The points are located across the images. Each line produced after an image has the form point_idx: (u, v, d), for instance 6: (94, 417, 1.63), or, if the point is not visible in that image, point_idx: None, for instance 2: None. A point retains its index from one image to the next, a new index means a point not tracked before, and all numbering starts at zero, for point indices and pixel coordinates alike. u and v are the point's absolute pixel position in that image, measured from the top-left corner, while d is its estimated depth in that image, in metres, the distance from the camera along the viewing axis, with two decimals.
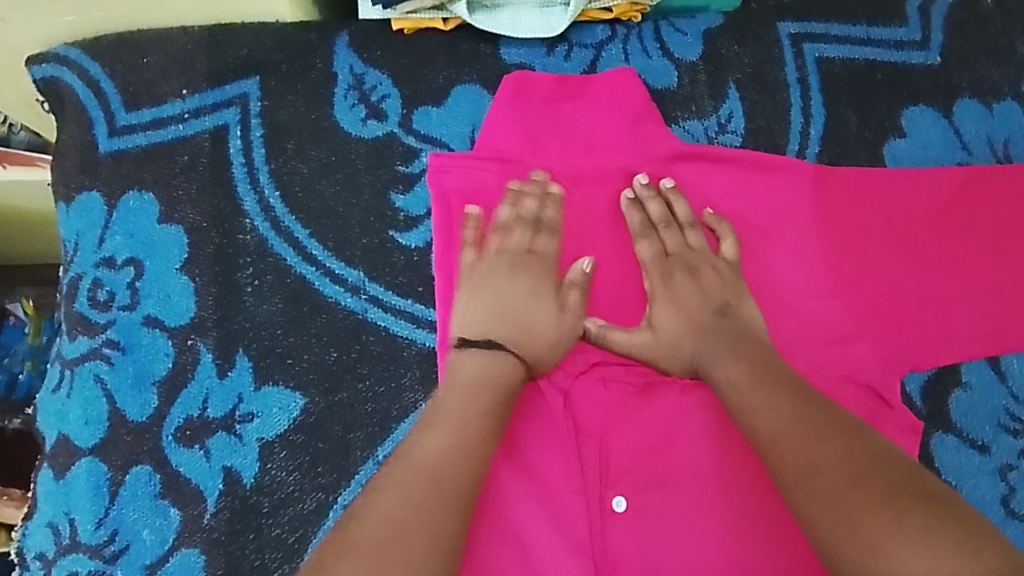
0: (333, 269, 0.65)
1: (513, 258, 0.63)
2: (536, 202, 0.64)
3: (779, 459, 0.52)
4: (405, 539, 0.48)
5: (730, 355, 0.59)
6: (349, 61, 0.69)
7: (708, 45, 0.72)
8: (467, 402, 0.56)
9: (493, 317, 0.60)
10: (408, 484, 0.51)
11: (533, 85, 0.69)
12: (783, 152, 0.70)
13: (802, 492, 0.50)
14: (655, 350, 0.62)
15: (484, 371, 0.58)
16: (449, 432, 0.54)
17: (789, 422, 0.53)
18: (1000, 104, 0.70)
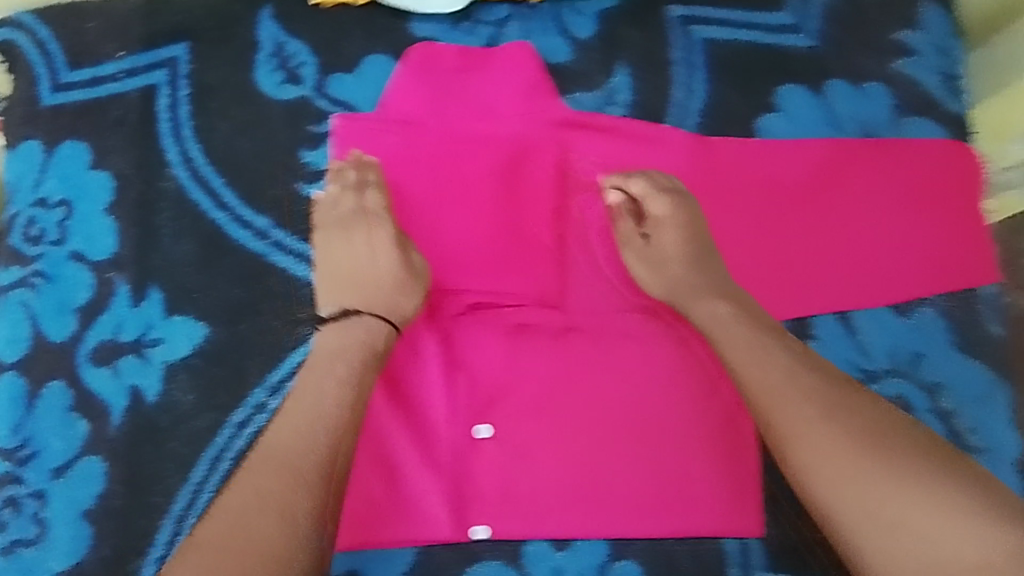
0: (242, 215, 0.71)
1: (345, 227, 0.68)
2: (354, 170, 0.70)
3: (789, 410, 0.56)
4: (252, 530, 0.53)
5: (697, 299, 0.65)
6: (272, 32, 0.75)
7: (603, 25, 0.75)
8: (322, 379, 0.61)
9: (342, 289, 0.67)
10: (259, 475, 0.56)
11: (437, 56, 0.73)
12: (664, 123, 0.73)
13: (813, 439, 0.54)
14: (643, 269, 0.67)
15: (338, 335, 0.64)
16: (300, 412, 0.59)
17: (802, 380, 0.57)
18: (870, 85, 0.74)
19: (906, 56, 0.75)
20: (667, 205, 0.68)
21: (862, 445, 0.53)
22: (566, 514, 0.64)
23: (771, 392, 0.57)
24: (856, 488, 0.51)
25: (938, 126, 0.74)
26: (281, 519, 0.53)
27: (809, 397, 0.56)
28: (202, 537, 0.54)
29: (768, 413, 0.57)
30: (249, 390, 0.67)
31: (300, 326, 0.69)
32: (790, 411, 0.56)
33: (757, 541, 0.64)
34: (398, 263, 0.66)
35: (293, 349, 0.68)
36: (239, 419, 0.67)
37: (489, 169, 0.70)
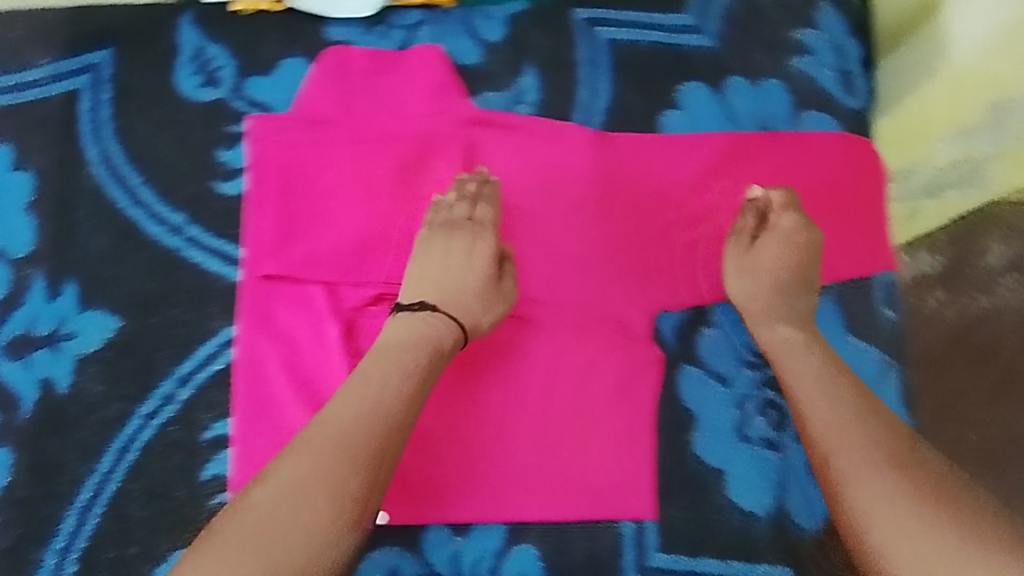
0: (158, 211, 0.73)
1: (439, 230, 0.69)
2: (474, 185, 0.70)
3: (852, 453, 0.56)
4: (303, 506, 0.52)
5: (767, 322, 0.67)
6: (192, 36, 0.77)
7: (512, 28, 0.77)
8: (388, 365, 0.60)
9: (426, 286, 0.67)
10: (318, 450, 0.55)
11: (349, 59, 0.75)
12: (569, 120, 0.75)
13: (866, 481, 0.54)
14: (732, 272, 0.69)
15: (417, 329, 0.63)
16: (364, 394, 0.58)
17: (870, 424, 0.58)
18: (767, 82, 0.77)
19: (802, 54, 0.77)
20: (793, 225, 0.69)
21: (920, 492, 0.52)
22: (468, 499, 0.66)
23: (828, 434, 0.58)
24: (908, 537, 0.51)
25: (835, 120, 0.76)
26: (334, 501, 0.53)
27: (870, 442, 0.56)
28: (248, 504, 0.53)
29: (824, 456, 0.57)
30: (159, 380, 0.69)
31: (211, 319, 0.70)
32: (847, 455, 0.56)
33: (652, 522, 0.66)
34: (481, 276, 0.67)
35: (203, 341, 0.70)
36: (147, 410, 0.68)
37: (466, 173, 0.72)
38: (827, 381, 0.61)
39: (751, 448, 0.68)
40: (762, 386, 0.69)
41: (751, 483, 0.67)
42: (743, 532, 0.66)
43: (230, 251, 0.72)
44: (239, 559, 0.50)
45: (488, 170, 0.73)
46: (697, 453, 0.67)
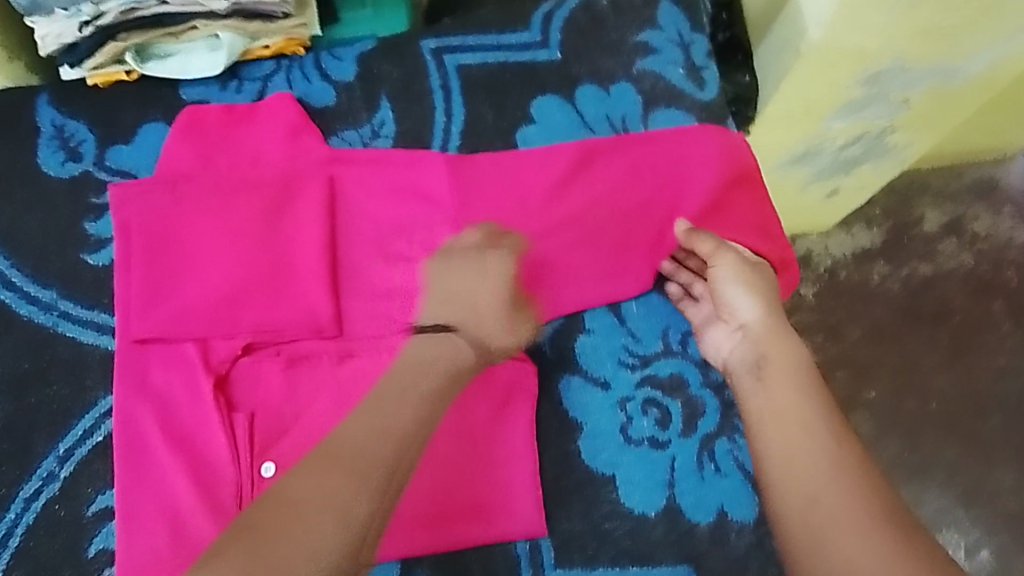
0: (30, 291, 0.73)
1: (464, 255, 0.71)
2: (479, 237, 0.72)
3: (829, 506, 0.53)
4: (311, 519, 0.55)
5: (776, 334, 0.64)
6: (50, 114, 0.78)
7: (362, 66, 0.80)
8: (409, 384, 0.65)
9: (445, 307, 0.70)
10: (324, 469, 0.58)
11: (203, 118, 0.76)
12: (428, 147, 0.77)
13: (856, 529, 0.52)
14: (738, 275, 0.67)
15: (436, 348, 0.67)
16: (384, 415, 0.62)
17: (846, 472, 0.55)
18: (616, 86, 0.79)
19: (646, 54, 0.80)
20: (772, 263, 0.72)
21: (910, 546, 0.50)
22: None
23: (819, 473, 0.55)
24: None
25: (688, 113, 0.78)
26: (341, 522, 0.55)
27: (844, 494, 0.53)
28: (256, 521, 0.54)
29: (813, 496, 0.54)
30: (38, 461, 0.68)
31: (87, 391, 0.70)
32: (839, 498, 0.53)
33: (547, 537, 0.65)
34: (499, 294, 0.70)
35: (81, 415, 0.69)
36: (28, 493, 0.67)
37: (479, 225, 0.73)
38: (824, 416, 0.58)
39: (638, 449, 0.67)
40: (642, 385, 0.70)
41: (642, 484, 0.66)
42: (637, 534, 0.65)
43: (103, 320, 0.72)
44: (243, 563, 0.51)
45: (353, 207, 0.75)
46: (585, 461, 0.67)
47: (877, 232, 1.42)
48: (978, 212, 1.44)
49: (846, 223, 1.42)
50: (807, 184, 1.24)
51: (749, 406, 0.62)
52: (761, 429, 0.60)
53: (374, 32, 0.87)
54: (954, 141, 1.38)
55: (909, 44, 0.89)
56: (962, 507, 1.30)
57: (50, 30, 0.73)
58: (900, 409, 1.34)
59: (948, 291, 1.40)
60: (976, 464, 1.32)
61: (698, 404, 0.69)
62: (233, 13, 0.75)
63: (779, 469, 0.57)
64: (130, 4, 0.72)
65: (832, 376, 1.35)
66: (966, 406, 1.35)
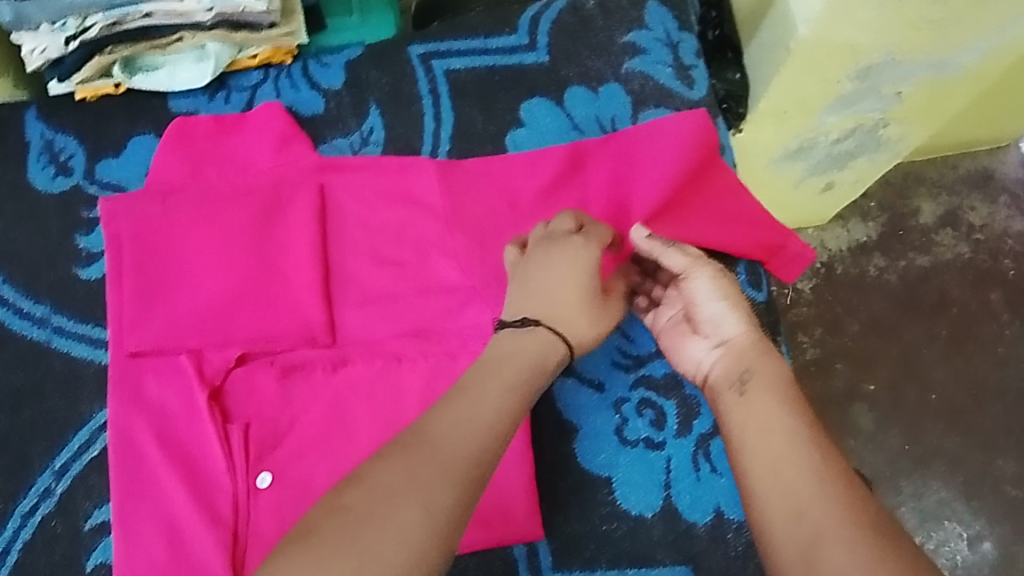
0: (23, 306, 0.73)
1: (545, 243, 0.65)
2: (571, 222, 0.66)
3: (814, 522, 0.51)
4: (396, 509, 0.47)
5: (759, 350, 0.62)
6: (39, 129, 0.78)
7: (350, 73, 0.80)
8: (490, 379, 0.57)
9: (529, 298, 0.63)
10: (412, 462, 0.50)
11: (191, 128, 0.76)
12: (418, 152, 0.78)
13: (844, 541, 0.49)
14: (717, 288, 0.64)
15: (518, 347, 0.60)
16: (474, 407, 0.54)
17: (830, 485, 0.52)
18: (605, 87, 0.79)
19: (635, 55, 0.80)
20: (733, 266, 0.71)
21: (898, 555, 0.48)
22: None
23: (803, 489, 0.53)
24: None
25: (677, 112, 0.78)
26: (428, 514, 0.48)
27: (828, 509, 0.51)
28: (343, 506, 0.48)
29: (796, 509, 0.52)
30: (34, 476, 0.68)
31: (82, 405, 0.70)
32: (826, 511, 0.51)
33: (544, 541, 0.65)
34: (586, 278, 0.63)
35: (77, 429, 0.69)
36: (26, 508, 0.67)
37: (563, 216, 0.67)
38: (805, 428, 0.56)
39: (634, 450, 0.67)
40: (637, 386, 0.70)
41: (639, 485, 0.66)
42: (635, 536, 0.65)
43: (96, 333, 0.72)
44: (331, 562, 0.45)
45: (345, 214, 0.75)
46: (582, 463, 0.67)
47: (873, 225, 1.42)
48: (973, 203, 1.44)
49: (842, 217, 1.42)
50: (803, 179, 1.24)
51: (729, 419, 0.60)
52: (743, 443, 0.58)
53: (362, 39, 0.87)
54: (948, 133, 1.38)
55: (900, 38, 0.89)
56: (964, 499, 1.30)
57: (36, 44, 0.73)
58: (900, 402, 1.34)
59: (945, 282, 1.40)
60: (977, 455, 1.32)
61: (694, 403, 0.69)
62: (219, 23, 0.75)
63: (762, 483, 0.55)
64: (114, 16, 0.72)
65: (831, 370, 1.34)
66: (966, 397, 1.35)
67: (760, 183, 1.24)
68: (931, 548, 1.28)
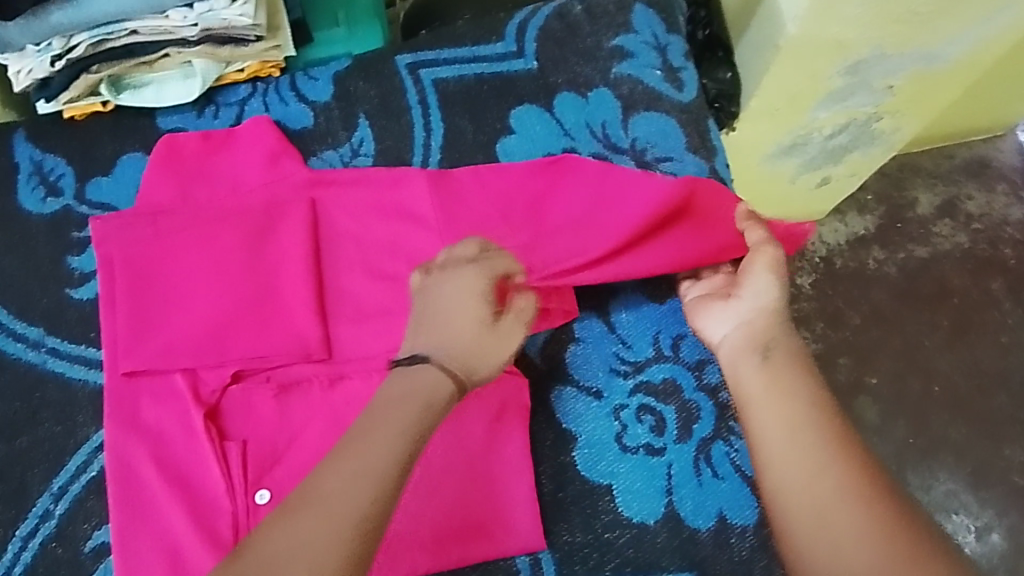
0: (16, 329, 0.73)
1: (442, 276, 0.66)
2: (470, 252, 0.67)
3: (823, 485, 0.54)
4: (286, 573, 0.50)
5: (785, 329, 0.63)
6: (28, 152, 0.78)
7: (338, 86, 0.80)
8: (386, 420, 0.57)
9: (423, 335, 0.64)
10: (297, 523, 0.52)
11: (179, 147, 0.76)
12: (408, 163, 0.77)
13: (850, 504, 0.53)
14: (776, 266, 0.64)
15: (409, 383, 0.60)
16: (360, 462, 0.55)
17: (841, 453, 0.55)
18: (594, 92, 0.79)
19: (623, 59, 0.80)
20: None
21: (893, 523, 0.52)
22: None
23: (817, 454, 0.55)
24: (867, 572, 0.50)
25: (667, 115, 0.78)
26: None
27: (836, 475, 0.54)
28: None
29: (806, 483, 0.55)
30: (32, 501, 0.67)
31: (79, 428, 0.70)
32: (832, 483, 0.54)
33: (547, 552, 0.64)
34: (478, 310, 0.63)
35: (74, 452, 0.69)
36: (25, 532, 0.66)
37: (466, 244, 0.68)
38: (813, 400, 0.58)
39: (635, 457, 0.67)
40: (636, 392, 0.69)
41: (641, 492, 0.66)
42: (640, 543, 0.64)
43: (91, 355, 0.72)
44: None
45: (337, 228, 0.75)
46: (583, 471, 0.66)
47: (870, 219, 1.42)
48: (970, 193, 1.44)
49: (838, 212, 1.41)
50: (796, 175, 1.23)
51: (746, 389, 0.61)
52: (757, 414, 0.59)
53: (349, 50, 0.87)
54: (942, 124, 1.37)
55: (888, 31, 0.89)
56: (972, 490, 1.29)
57: (22, 66, 0.73)
58: (903, 394, 1.33)
59: (944, 272, 1.40)
60: (983, 445, 1.31)
61: (693, 408, 0.69)
62: (204, 39, 0.75)
63: (775, 453, 0.57)
64: (100, 36, 0.72)
65: (832, 365, 1.34)
66: (970, 387, 1.34)
67: (752, 180, 1.23)
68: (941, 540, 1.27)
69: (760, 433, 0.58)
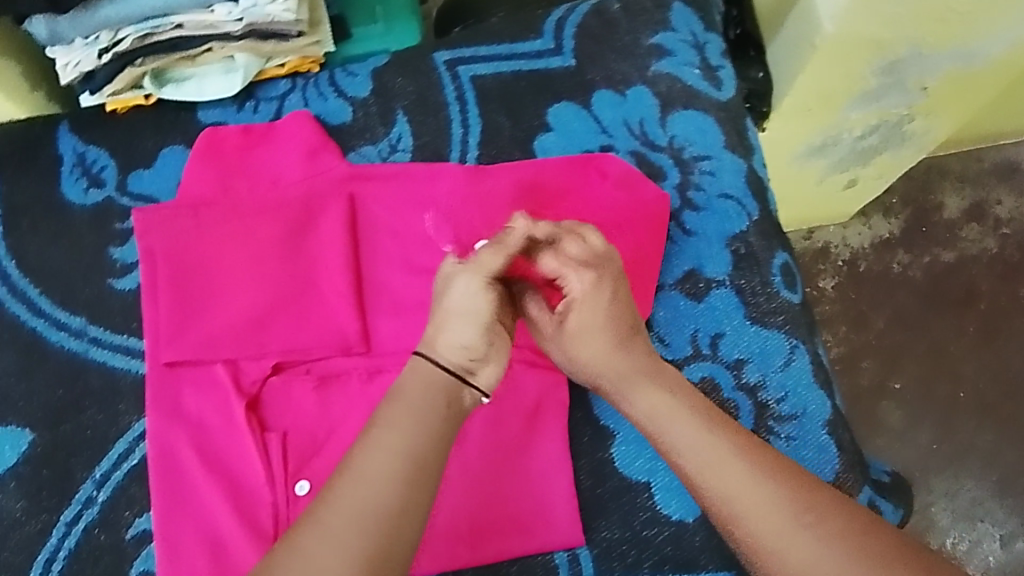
0: (59, 318, 0.74)
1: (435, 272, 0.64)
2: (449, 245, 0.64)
3: (717, 475, 0.57)
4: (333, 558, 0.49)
5: (626, 387, 0.61)
6: (72, 144, 0.79)
7: (376, 81, 0.80)
8: (421, 402, 0.56)
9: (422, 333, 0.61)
10: (338, 513, 0.51)
11: (220, 141, 0.76)
12: (446, 160, 0.78)
13: (750, 485, 0.56)
14: (569, 339, 0.63)
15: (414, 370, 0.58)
16: (382, 476, 0.52)
17: (725, 437, 0.58)
18: (633, 90, 0.79)
19: (661, 57, 0.80)
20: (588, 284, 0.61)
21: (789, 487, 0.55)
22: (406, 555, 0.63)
23: (708, 451, 0.57)
24: (781, 543, 0.54)
25: (707, 113, 0.78)
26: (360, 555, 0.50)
27: (722, 466, 0.57)
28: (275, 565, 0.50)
29: (784, 540, 0.54)
30: (76, 487, 0.68)
31: (121, 417, 0.70)
32: (730, 469, 0.56)
33: (585, 547, 0.64)
34: (449, 290, 0.60)
35: (117, 440, 0.70)
36: (69, 517, 0.67)
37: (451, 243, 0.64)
38: (743, 445, 0.58)
39: None
40: None
41: (679, 490, 0.66)
42: (678, 541, 0.64)
43: (133, 345, 0.73)
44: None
45: (375, 222, 0.75)
46: (620, 469, 0.66)
47: (895, 222, 1.40)
48: (1000, 197, 1.42)
49: (863, 214, 1.40)
50: (824, 175, 1.22)
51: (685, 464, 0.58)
52: (705, 479, 0.57)
53: (386, 47, 0.88)
54: (973, 126, 1.36)
55: (925, 29, 0.88)
56: (997, 498, 1.28)
57: (69, 59, 0.74)
58: (929, 398, 1.32)
59: (972, 276, 1.38)
60: (1010, 451, 1.30)
61: (731, 407, 0.68)
62: (247, 34, 0.76)
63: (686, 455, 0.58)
64: (147, 29, 0.73)
65: (857, 368, 1.33)
66: (997, 392, 1.33)
67: (780, 180, 1.23)
68: (963, 549, 1.26)
69: (720, 505, 0.56)
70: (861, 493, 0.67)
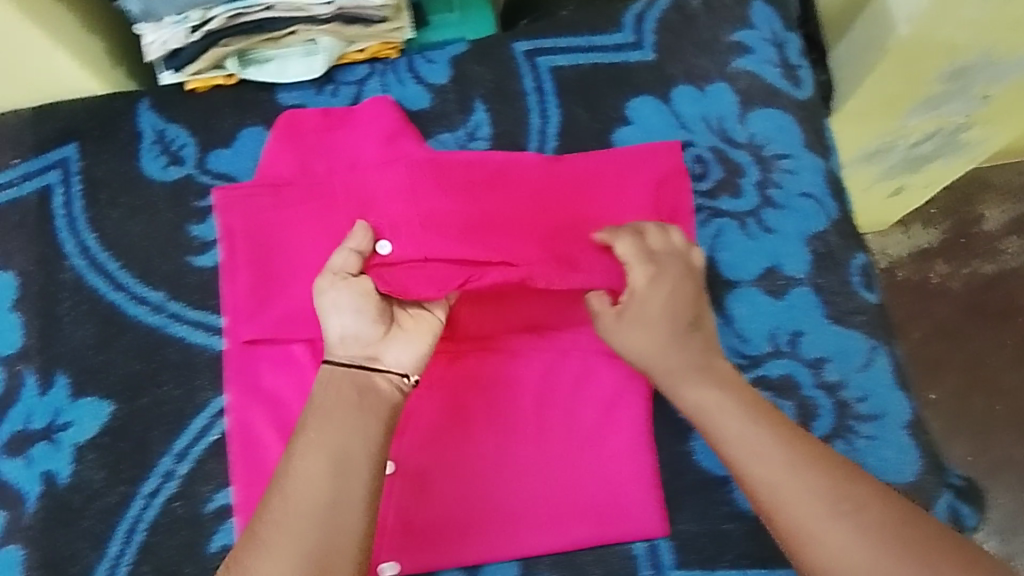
0: (138, 292, 0.74)
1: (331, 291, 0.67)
2: None
3: (759, 467, 0.58)
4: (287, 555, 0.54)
5: (686, 378, 0.63)
6: (152, 121, 0.79)
7: (454, 69, 0.81)
8: (337, 405, 0.60)
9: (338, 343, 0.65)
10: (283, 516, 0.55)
11: (300, 123, 0.77)
12: (524, 149, 0.78)
13: (793, 477, 0.57)
14: (632, 330, 0.64)
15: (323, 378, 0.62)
16: (308, 484, 0.56)
17: (771, 431, 0.60)
18: (712, 86, 0.79)
19: (741, 55, 0.80)
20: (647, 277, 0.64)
21: (832, 479, 0.57)
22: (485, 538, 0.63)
23: (753, 444, 0.59)
24: (824, 536, 0.55)
25: (785, 112, 0.78)
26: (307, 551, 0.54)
27: (766, 458, 0.58)
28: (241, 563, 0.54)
29: (825, 533, 0.55)
30: (154, 460, 0.69)
31: (199, 392, 0.71)
32: (770, 460, 0.58)
33: (664, 538, 0.64)
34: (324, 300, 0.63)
35: (195, 415, 0.70)
36: (149, 490, 0.68)
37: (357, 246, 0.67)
38: (785, 436, 0.59)
39: None
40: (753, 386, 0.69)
41: None
42: (755, 536, 0.64)
43: (211, 322, 0.73)
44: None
45: None
46: (698, 462, 0.66)
47: (935, 232, 1.39)
48: None
49: (903, 223, 1.40)
50: (874, 182, 1.22)
51: (732, 454, 0.60)
52: (748, 470, 0.59)
53: (462, 36, 0.88)
54: None
55: (999, 37, 0.87)
56: None
57: (157, 37, 0.74)
58: (969, 409, 1.32)
59: (1017, 288, 1.38)
60: None
61: (811, 406, 0.68)
62: (333, 18, 0.76)
63: (732, 448, 0.60)
64: (237, 9, 0.73)
65: None
66: None
67: None
68: None
69: (761, 494, 0.58)
70: (939, 500, 0.66)
